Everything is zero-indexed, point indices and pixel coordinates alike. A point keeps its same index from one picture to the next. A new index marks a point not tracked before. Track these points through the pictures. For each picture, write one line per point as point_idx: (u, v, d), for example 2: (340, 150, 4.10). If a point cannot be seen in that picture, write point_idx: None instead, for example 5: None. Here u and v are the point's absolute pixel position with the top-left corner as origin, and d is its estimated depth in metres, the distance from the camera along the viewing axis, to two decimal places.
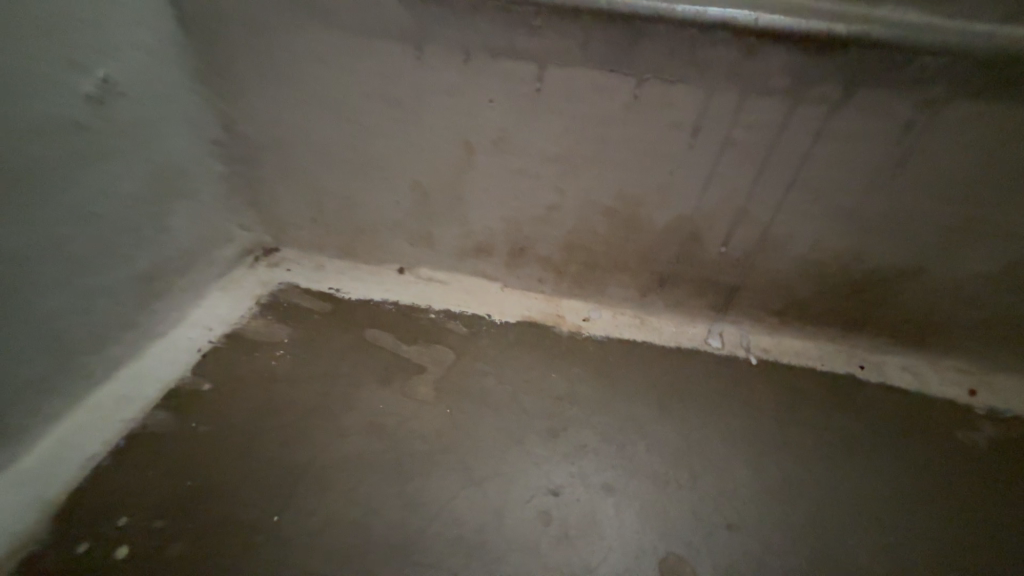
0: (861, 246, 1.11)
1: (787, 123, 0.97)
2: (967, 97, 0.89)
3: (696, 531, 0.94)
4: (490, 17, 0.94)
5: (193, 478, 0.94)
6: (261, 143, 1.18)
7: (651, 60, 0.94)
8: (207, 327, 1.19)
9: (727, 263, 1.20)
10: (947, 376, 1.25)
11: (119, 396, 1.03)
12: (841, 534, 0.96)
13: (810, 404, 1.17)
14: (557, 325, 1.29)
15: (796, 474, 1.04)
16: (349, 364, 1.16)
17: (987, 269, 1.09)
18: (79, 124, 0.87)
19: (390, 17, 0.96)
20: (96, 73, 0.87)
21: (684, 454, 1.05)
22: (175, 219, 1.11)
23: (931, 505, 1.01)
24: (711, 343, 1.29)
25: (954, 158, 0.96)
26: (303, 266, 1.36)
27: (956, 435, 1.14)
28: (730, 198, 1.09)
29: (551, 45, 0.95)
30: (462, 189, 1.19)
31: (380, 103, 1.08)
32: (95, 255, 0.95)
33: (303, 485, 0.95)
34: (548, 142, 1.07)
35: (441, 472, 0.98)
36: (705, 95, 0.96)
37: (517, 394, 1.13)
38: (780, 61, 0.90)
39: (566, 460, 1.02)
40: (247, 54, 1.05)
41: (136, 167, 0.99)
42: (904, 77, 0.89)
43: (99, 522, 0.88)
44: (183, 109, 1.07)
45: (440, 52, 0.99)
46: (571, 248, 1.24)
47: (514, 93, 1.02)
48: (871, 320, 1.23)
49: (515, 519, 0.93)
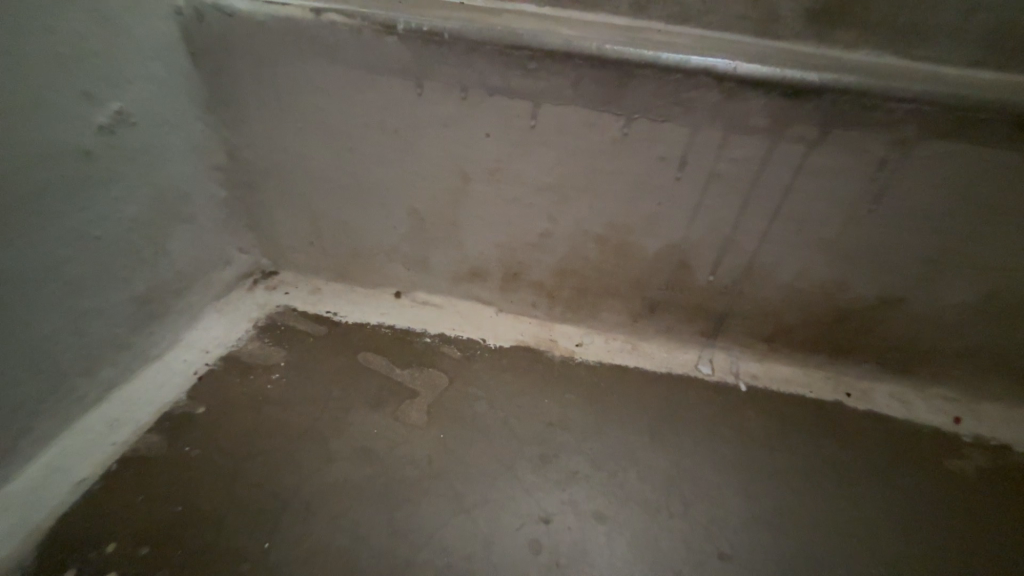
0: (844, 275, 1.14)
1: (768, 160, 1.02)
2: (937, 138, 0.94)
3: (686, 560, 0.94)
4: (487, 58, 0.99)
5: (180, 504, 0.93)
6: (263, 169, 1.22)
7: (639, 100, 0.99)
8: (202, 349, 1.20)
9: (716, 291, 1.23)
10: (934, 404, 1.27)
11: (110, 420, 1.02)
12: (832, 565, 0.95)
13: (800, 431, 1.18)
14: (550, 350, 1.31)
15: (786, 502, 1.04)
16: (342, 387, 1.16)
17: (967, 299, 1.13)
18: (87, 151, 0.90)
19: (392, 57, 1.02)
20: (108, 105, 0.92)
21: (675, 482, 1.05)
22: (175, 243, 1.13)
23: (921, 535, 1.02)
24: (702, 368, 1.30)
25: (927, 195, 1.00)
26: (300, 289, 1.38)
27: (945, 463, 1.15)
28: (717, 228, 1.13)
29: (544, 84, 1.00)
30: (458, 216, 1.22)
31: (381, 134, 1.12)
32: (93, 278, 0.96)
33: (292, 512, 0.94)
34: (541, 173, 1.12)
35: (432, 498, 0.98)
36: (691, 133, 1.01)
37: (510, 419, 1.13)
38: (760, 104, 0.95)
39: (557, 487, 1.02)
40: (255, 88, 1.10)
41: (139, 193, 1.02)
42: (877, 119, 0.94)
43: (82, 549, 0.87)
44: (189, 139, 1.11)
45: (439, 88, 1.04)
46: (564, 274, 1.27)
47: (509, 127, 1.07)
48: (857, 347, 1.26)
49: (505, 548, 0.92)
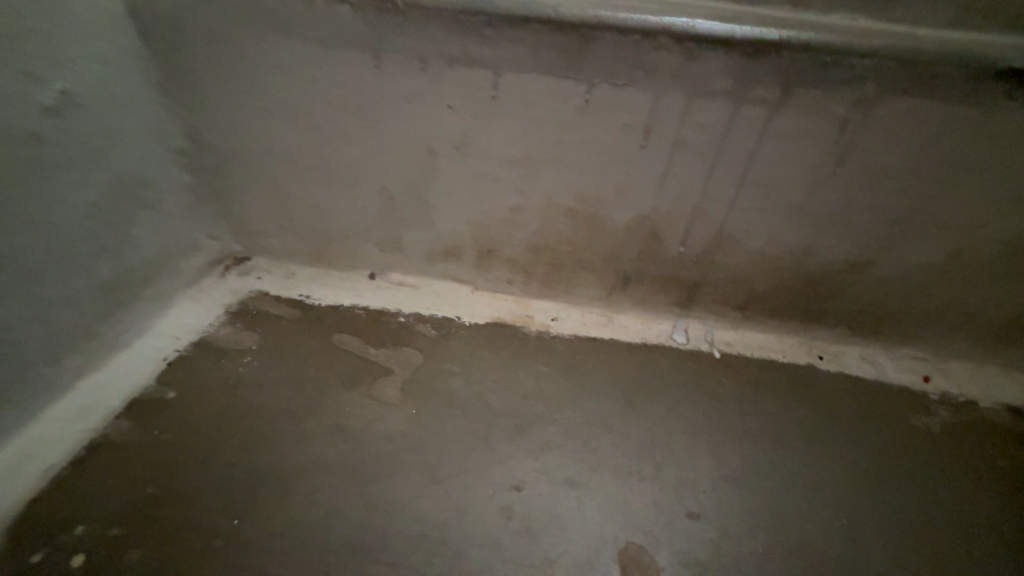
0: (814, 238, 1.15)
1: (732, 123, 1.01)
2: (899, 95, 0.94)
3: (656, 520, 0.96)
4: (443, 26, 0.97)
5: (153, 486, 0.93)
6: (227, 151, 1.19)
7: (600, 65, 0.97)
8: (173, 336, 1.19)
9: (688, 260, 1.23)
10: (904, 364, 1.30)
11: (80, 407, 1.02)
12: (796, 521, 0.98)
13: (773, 395, 1.20)
14: (526, 325, 1.31)
15: (755, 462, 1.07)
16: (317, 368, 1.16)
17: (933, 259, 1.14)
18: (34, 134, 0.87)
19: (347, 27, 0.99)
20: (52, 84, 0.88)
21: (648, 448, 1.07)
22: (138, 229, 1.11)
23: (886, 489, 1.04)
24: (677, 338, 1.32)
25: (890, 153, 1.00)
26: (273, 274, 1.37)
27: (913, 420, 1.18)
28: (685, 196, 1.12)
29: (504, 52, 0.98)
30: (427, 194, 1.21)
31: (343, 110, 1.10)
32: (50, 267, 0.94)
33: (266, 490, 0.94)
34: (506, 145, 1.10)
35: (406, 471, 0.99)
36: (653, 98, 1.00)
37: (484, 393, 1.14)
38: (720, 65, 0.94)
39: (530, 456, 1.04)
40: (210, 65, 1.07)
41: (96, 178, 1.00)
42: (837, 77, 0.93)
43: (55, 532, 0.87)
44: (144, 121, 1.08)
45: (398, 61, 1.02)
46: (538, 250, 1.27)
47: (473, 99, 1.05)
48: (828, 311, 1.27)
49: (477, 517, 0.94)
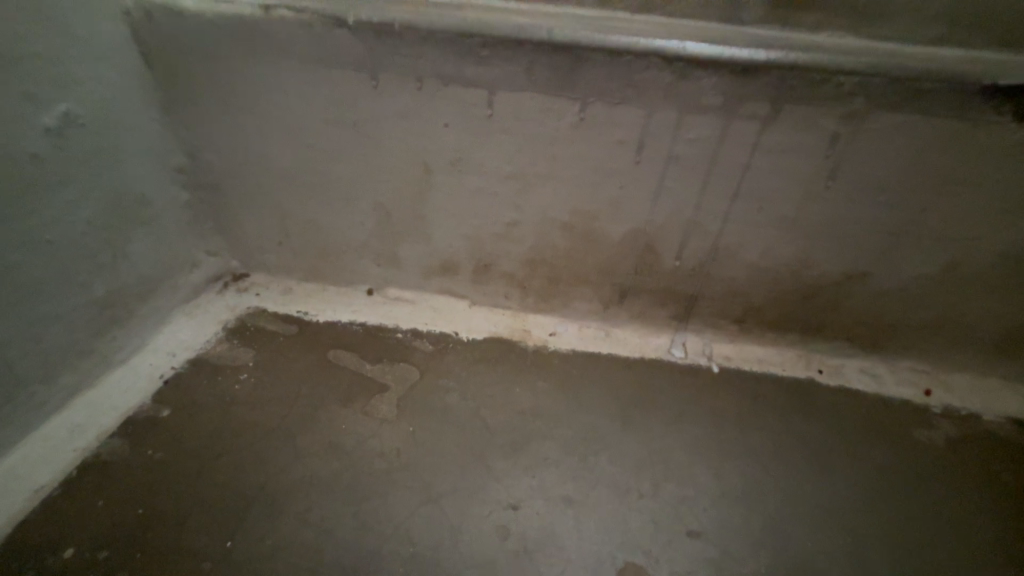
0: (810, 251, 1.15)
1: (724, 139, 1.02)
2: (888, 110, 0.95)
3: (655, 539, 0.94)
4: (439, 48, 0.99)
5: (144, 507, 0.92)
6: (226, 169, 1.21)
7: (592, 84, 0.99)
8: (168, 353, 1.19)
9: (684, 274, 1.23)
10: (905, 377, 1.28)
11: (73, 426, 1.01)
12: (799, 540, 0.96)
13: (773, 410, 1.19)
14: (523, 340, 1.31)
15: (756, 478, 1.05)
16: (313, 384, 1.15)
17: (930, 271, 1.14)
18: (35, 154, 0.89)
19: (345, 49, 1.01)
20: (54, 106, 0.90)
21: (646, 464, 1.06)
22: (136, 246, 1.12)
23: (890, 505, 1.02)
24: (675, 352, 1.31)
25: (882, 167, 1.01)
26: (271, 290, 1.37)
27: (916, 435, 1.16)
28: (680, 211, 1.13)
29: (498, 72, 1.00)
30: (424, 210, 1.22)
31: (340, 128, 1.12)
32: (46, 284, 0.95)
33: (258, 510, 0.93)
34: (501, 162, 1.12)
35: (401, 490, 0.98)
36: (645, 115, 1.01)
37: (481, 409, 1.13)
38: (710, 82, 0.96)
39: (527, 473, 1.02)
40: (210, 86, 1.09)
41: (95, 196, 1.01)
42: (826, 93, 0.95)
43: (42, 555, 0.86)
44: (145, 140, 1.10)
45: (394, 80, 1.04)
46: (534, 264, 1.27)
47: (468, 117, 1.07)
48: (826, 324, 1.26)
49: (473, 536, 0.92)
